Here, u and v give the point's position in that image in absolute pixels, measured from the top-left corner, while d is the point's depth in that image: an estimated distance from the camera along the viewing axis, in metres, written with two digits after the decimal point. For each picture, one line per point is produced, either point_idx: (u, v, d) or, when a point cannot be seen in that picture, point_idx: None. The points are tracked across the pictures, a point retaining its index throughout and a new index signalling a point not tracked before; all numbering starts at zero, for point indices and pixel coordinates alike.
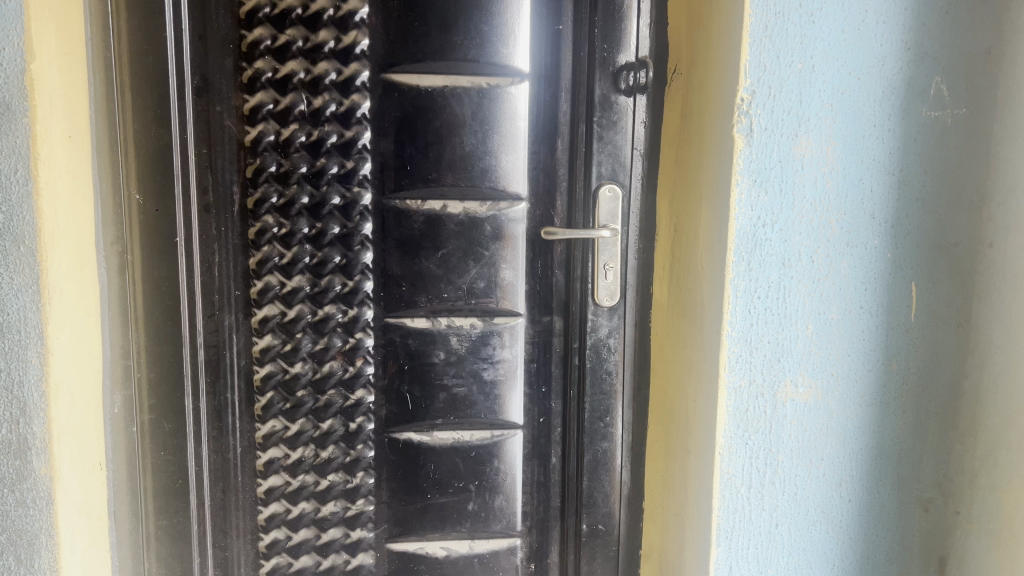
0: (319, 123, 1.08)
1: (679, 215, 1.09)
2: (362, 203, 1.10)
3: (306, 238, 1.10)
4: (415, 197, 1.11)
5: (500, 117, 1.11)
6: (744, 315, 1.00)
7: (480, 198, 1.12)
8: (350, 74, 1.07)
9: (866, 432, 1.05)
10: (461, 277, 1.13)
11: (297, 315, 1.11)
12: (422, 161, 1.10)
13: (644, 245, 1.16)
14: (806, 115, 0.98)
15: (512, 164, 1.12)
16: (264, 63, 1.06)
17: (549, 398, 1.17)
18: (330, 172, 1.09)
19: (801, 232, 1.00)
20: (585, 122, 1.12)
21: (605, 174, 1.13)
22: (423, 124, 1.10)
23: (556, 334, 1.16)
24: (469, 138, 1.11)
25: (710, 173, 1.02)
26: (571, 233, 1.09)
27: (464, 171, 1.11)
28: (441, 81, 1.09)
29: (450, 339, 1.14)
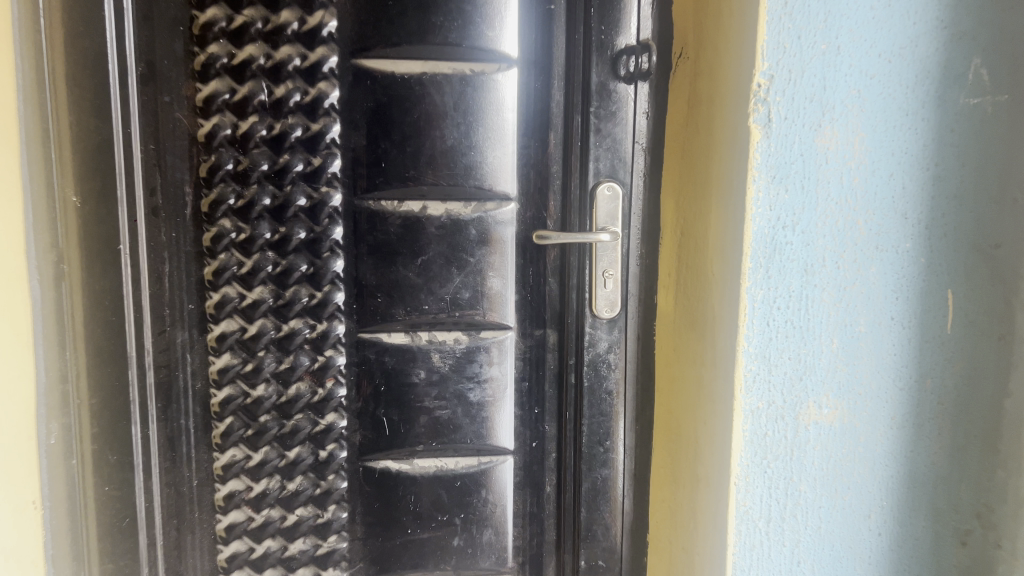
0: (282, 115, 0.96)
1: (687, 216, 0.97)
2: (331, 204, 0.99)
3: (268, 244, 0.98)
4: (391, 197, 0.99)
5: (485, 108, 0.99)
6: (762, 328, 0.89)
7: (463, 199, 1.00)
8: (317, 60, 0.96)
9: (897, 457, 0.94)
10: (443, 287, 1.01)
11: (259, 330, 0.99)
12: (398, 158, 0.99)
13: (647, 250, 1.04)
14: (830, 103, 0.87)
15: (499, 161, 1.01)
16: (219, 48, 0.95)
17: (542, 420, 1.06)
18: (295, 170, 0.97)
19: (826, 236, 0.89)
20: (582, 112, 1.00)
21: (604, 171, 1.01)
22: (399, 115, 0.98)
23: (550, 348, 1.04)
24: (451, 131, 0.99)
25: (722, 168, 0.91)
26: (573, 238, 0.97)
27: (446, 168, 1.00)
28: (419, 67, 0.97)
29: (431, 356, 1.02)
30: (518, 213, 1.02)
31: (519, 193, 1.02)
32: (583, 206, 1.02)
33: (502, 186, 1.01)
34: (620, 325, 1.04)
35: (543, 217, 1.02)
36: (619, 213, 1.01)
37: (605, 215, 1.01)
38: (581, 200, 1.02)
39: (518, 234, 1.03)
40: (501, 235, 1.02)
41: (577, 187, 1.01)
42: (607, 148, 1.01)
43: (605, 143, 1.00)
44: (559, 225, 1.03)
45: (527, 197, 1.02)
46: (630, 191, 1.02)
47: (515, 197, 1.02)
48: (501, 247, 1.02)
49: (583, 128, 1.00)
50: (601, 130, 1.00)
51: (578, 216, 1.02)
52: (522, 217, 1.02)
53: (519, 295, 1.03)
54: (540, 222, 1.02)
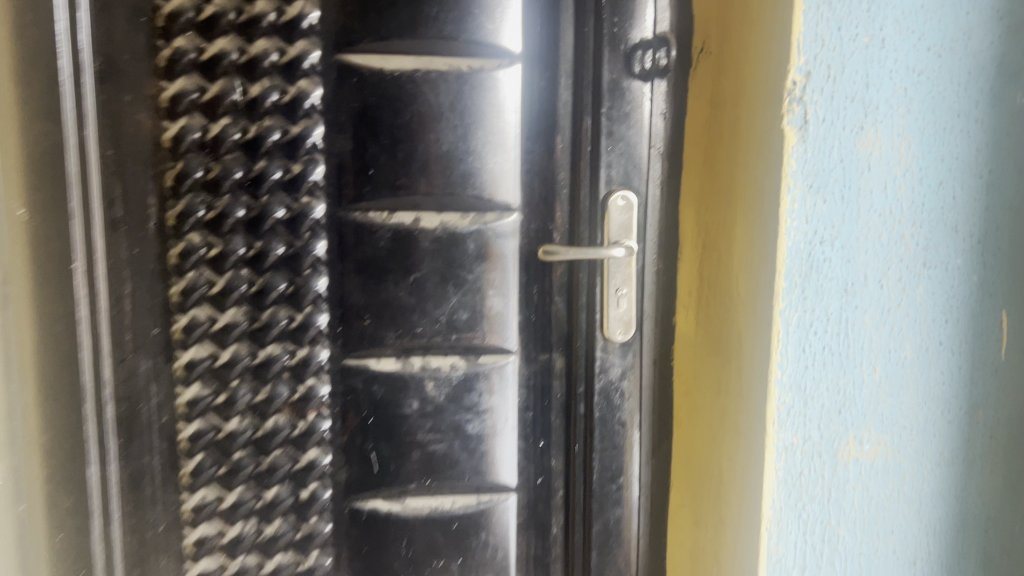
0: (257, 116, 0.86)
1: (708, 228, 0.88)
2: (313, 216, 0.88)
3: (243, 260, 0.88)
4: (380, 208, 0.89)
5: (485, 109, 0.89)
6: (798, 355, 0.80)
7: (460, 210, 0.90)
8: (297, 55, 0.86)
9: (945, 497, 0.84)
10: (438, 307, 0.91)
11: (232, 358, 0.89)
12: (388, 164, 0.89)
13: (666, 266, 0.94)
14: (873, 102, 0.77)
15: (501, 168, 0.90)
16: (186, 41, 0.84)
17: (548, 454, 0.96)
18: (272, 178, 0.87)
19: (868, 251, 0.79)
20: (594, 114, 0.90)
21: (617, 179, 0.91)
22: (389, 117, 0.88)
23: (557, 374, 0.95)
24: (447, 135, 0.89)
25: (750, 176, 0.81)
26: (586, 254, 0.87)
27: (442, 176, 0.89)
28: (411, 63, 0.87)
29: (425, 384, 0.92)
30: (522, 225, 0.92)
31: (522, 204, 0.92)
32: (594, 218, 0.92)
33: (503, 196, 0.91)
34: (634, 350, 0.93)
35: (549, 230, 0.93)
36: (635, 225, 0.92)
37: (618, 228, 0.91)
38: (591, 211, 0.92)
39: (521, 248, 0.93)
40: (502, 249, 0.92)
41: (586, 197, 0.92)
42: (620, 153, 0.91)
43: (618, 148, 0.91)
44: (566, 240, 0.93)
45: (532, 208, 0.92)
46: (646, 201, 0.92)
47: (518, 208, 0.92)
48: (503, 263, 0.92)
49: (596, 131, 0.90)
50: (614, 134, 0.90)
51: (587, 228, 0.92)
52: (526, 230, 0.93)
53: (524, 315, 0.93)
54: (545, 236, 0.93)
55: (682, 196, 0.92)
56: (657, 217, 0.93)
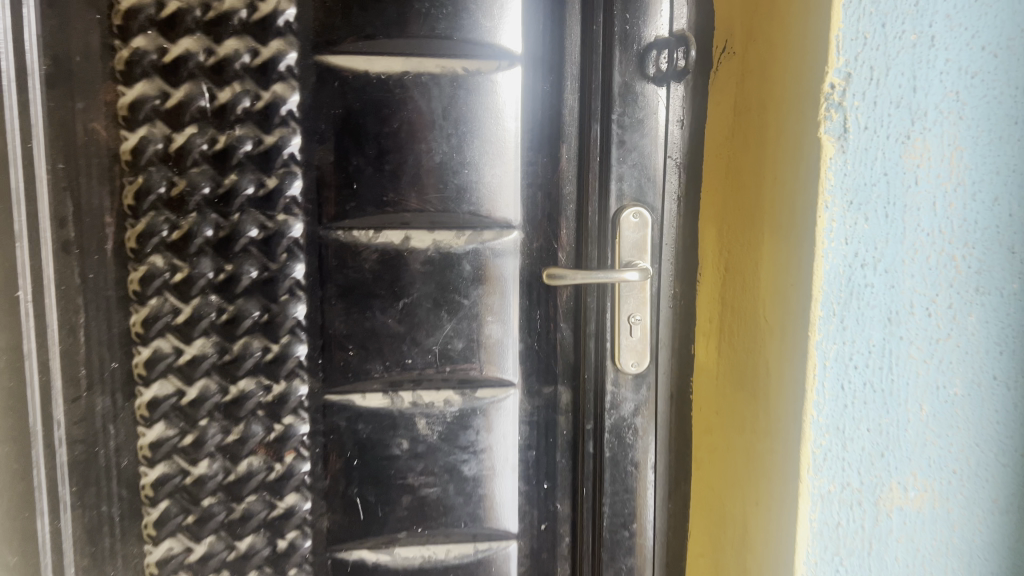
0: (227, 125, 0.77)
1: (732, 249, 0.79)
2: (290, 235, 0.79)
3: (212, 286, 0.79)
4: (365, 226, 0.80)
5: (482, 116, 0.80)
6: (836, 393, 0.71)
7: (455, 228, 0.81)
8: (271, 56, 0.77)
9: (1004, 555, 0.74)
10: (430, 336, 0.82)
11: (201, 394, 0.80)
12: (374, 178, 0.79)
13: (684, 290, 0.85)
14: (921, 108, 0.68)
15: (499, 181, 0.82)
16: (147, 41, 0.75)
17: (552, 498, 0.87)
18: (244, 194, 0.78)
19: (914, 276, 0.70)
20: (603, 121, 0.81)
21: (629, 193, 0.82)
22: (375, 125, 0.79)
23: (563, 410, 0.85)
24: (440, 144, 0.80)
25: (780, 191, 0.72)
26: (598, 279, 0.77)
27: (434, 190, 0.80)
28: (400, 65, 0.78)
29: (416, 422, 0.82)
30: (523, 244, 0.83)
31: (524, 221, 0.83)
32: (603, 237, 0.83)
33: (503, 212, 0.82)
34: (647, 385, 0.84)
35: (553, 249, 0.84)
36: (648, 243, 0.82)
37: (629, 248, 0.82)
38: (600, 229, 0.83)
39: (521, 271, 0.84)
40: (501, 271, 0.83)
41: (594, 213, 0.82)
42: (632, 165, 0.82)
43: (631, 159, 0.81)
44: (571, 261, 0.84)
45: (534, 225, 0.83)
46: (662, 216, 0.83)
47: (519, 225, 0.83)
48: (502, 288, 0.83)
49: (605, 140, 0.81)
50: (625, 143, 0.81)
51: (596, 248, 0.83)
52: (527, 250, 0.84)
53: (525, 344, 0.84)
54: (548, 256, 0.84)
55: (702, 211, 0.83)
56: (674, 234, 0.85)
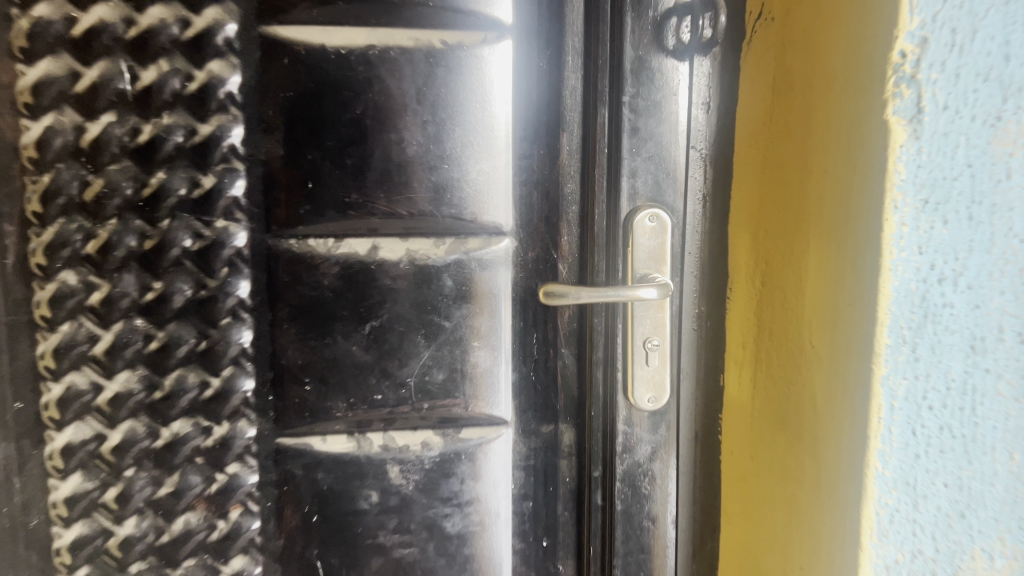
0: (153, 112, 0.63)
1: (768, 259, 0.65)
2: (232, 245, 0.65)
3: (137, 308, 0.65)
4: (324, 234, 0.66)
5: (465, 100, 0.66)
6: (906, 439, 0.57)
7: (432, 236, 0.67)
8: (206, 27, 0.63)
9: None
10: (404, 367, 0.68)
11: (126, 439, 0.66)
12: (333, 175, 0.65)
13: (710, 308, 0.71)
14: (1018, 80, 0.50)
15: (486, 179, 0.68)
16: (50, 7, 0.61)
17: (553, 557, 0.73)
18: (175, 196, 0.64)
19: (1005, 292, 0.52)
20: (613, 104, 0.66)
21: (644, 191, 0.68)
22: (334, 110, 0.65)
23: (566, 452, 0.72)
24: (414, 134, 0.66)
25: (834, 189, 0.58)
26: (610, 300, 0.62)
27: (407, 190, 0.66)
28: (364, 38, 0.64)
29: (388, 470, 0.68)
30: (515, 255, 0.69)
31: (516, 227, 0.69)
32: (615, 246, 0.68)
33: (492, 217, 0.68)
34: (665, 425, 0.70)
35: (551, 261, 0.70)
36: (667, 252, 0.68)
37: (644, 257, 0.68)
38: (609, 236, 0.68)
39: (512, 286, 0.70)
40: (490, 288, 0.69)
41: (602, 216, 0.68)
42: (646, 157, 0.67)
43: (645, 151, 0.67)
44: (573, 274, 0.70)
45: (529, 231, 0.69)
46: (684, 220, 0.69)
47: (510, 231, 0.69)
48: (492, 309, 0.69)
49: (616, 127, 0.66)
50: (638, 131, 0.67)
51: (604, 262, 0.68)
52: (520, 261, 0.69)
53: (519, 374, 0.70)
54: (545, 269, 0.70)
55: (734, 214, 0.69)
56: (697, 243, 0.70)
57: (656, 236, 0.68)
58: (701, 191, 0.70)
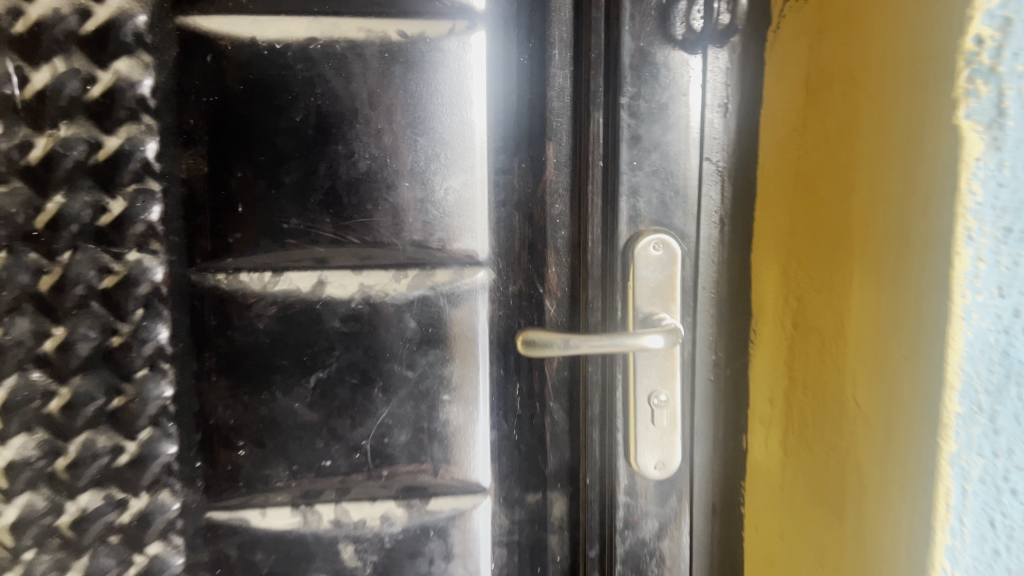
0: (47, 122, 0.52)
1: (804, 297, 0.53)
2: (149, 283, 0.54)
3: (34, 358, 0.53)
4: (258, 267, 0.54)
5: (428, 102, 0.54)
6: (982, 534, 0.43)
7: (390, 267, 0.55)
8: (111, 18, 0.51)
9: None
10: (356, 429, 0.56)
11: (23, 517, 0.54)
12: (268, 196, 0.54)
13: (731, 354, 0.58)
14: None
15: (456, 199, 0.56)
16: None
17: None
18: (76, 223, 0.53)
19: None
20: (608, 107, 0.54)
21: (649, 214, 0.55)
22: (269, 118, 0.53)
23: (556, 527, 0.60)
24: (366, 145, 0.54)
25: (891, 212, 0.46)
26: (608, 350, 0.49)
27: (359, 213, 0.55)
28: (304, 29, 0.52)
29: (341, 548, 0.58)
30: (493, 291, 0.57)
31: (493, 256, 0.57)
32: (609, 279, 0.56)
33: (463, 244, 0.56)
34: (677, 497, 0.58)
35: (535, 297, 0.58)
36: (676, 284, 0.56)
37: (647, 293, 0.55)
38: (604, 268, 0.56)
39: (489, 328, 0.58)
40: (461, 330, 0.57)
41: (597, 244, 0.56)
42: (651, 170, 0.55)
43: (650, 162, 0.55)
44: (563, 313, 0.58)
45: (510, 262, 0.57)
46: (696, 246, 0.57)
47: (486, 262, 0.57)
48: (464, 356, 0.57)
49: (615, 135, 0.54)
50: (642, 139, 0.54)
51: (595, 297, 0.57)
52: (499, 297, 0.58)
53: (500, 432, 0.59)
54: (529, 306, 0.58)
55: (758, 236, 0.56)
56: (714, 275, 0.57)
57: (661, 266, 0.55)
58: (719, 210, 0.57)
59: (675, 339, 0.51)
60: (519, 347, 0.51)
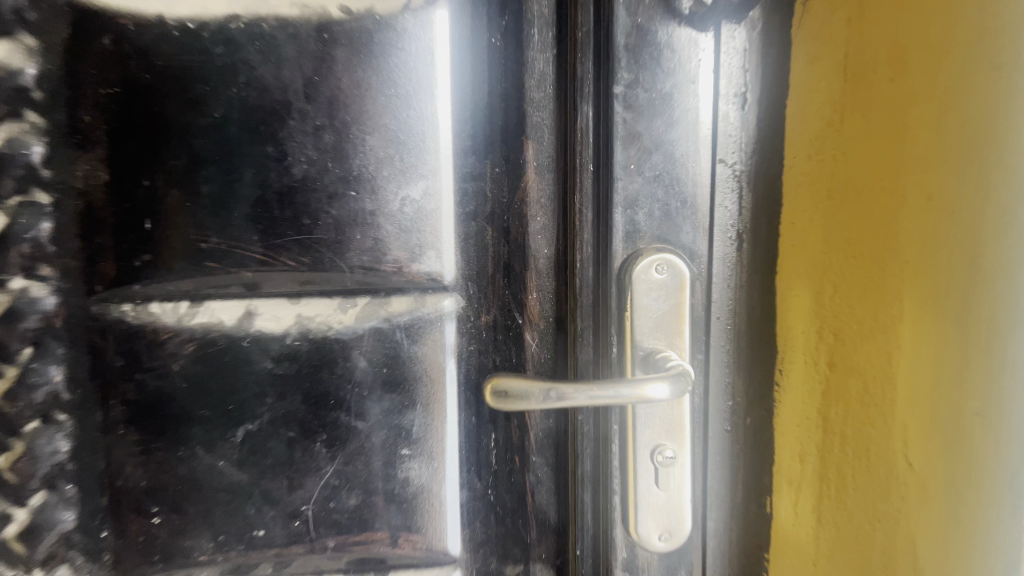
0: None
1: (847, 331, 0.41)
2: (39, 316, 0.43)
3: None
4: (172, 296, 0.44)
5: (377, 92, 0.44)
6: None
7: (333, 295, 0.46)
8: None
9: None
10: (294, 492, 0.47)
11: None
12: (183, 209, 0.44)
13: (751, 401, 0.47)
14: None
15: (414, 210, 0.46)
16: None
17: None
18: None
19: None
20: (603, 97, 0.43)
21: (652, 229, 0.44)
22: (184, 114, 0.43)
23: None
24: (301, 145, 0.44)
25: (972, 222, 0.34)
26: (600, 402, 0.39)
27: (294, 229, 0.45)
28: (225, 5, 0.43)
29: None
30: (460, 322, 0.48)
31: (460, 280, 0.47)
32: (603, 309, 0.45)
33: (424, 265, 0.46)
34: (686, 574, 0.48)
35: (512, 330, 0.48)
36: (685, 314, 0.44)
37: (648, 325, 0.44)
38: (596, 296, 0.45)
39: (456, 366, 0.48)
40: (421, 369, 0.47)
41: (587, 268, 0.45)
42: (652, 174, 0.44)
43: (654, 162, 0.44)
44: (546, 351, 0.48)
45: (480, 289, 0.47)
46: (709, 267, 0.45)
47: (453, 286, 0.47)
48: (426, 402, 0.47)
49: (611, 130, 0.43)
50: (645, 134, 0.43)
51: (585, 331, 0.46)
52: (466, 331, 0.48)
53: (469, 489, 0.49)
54: (502, 343, 0.48)
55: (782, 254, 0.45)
56: (730, 304, 0.46)
57: (668, 292, 0.44)
58: (737, 220, 0.45)
59: (682, 389, 0.40)
60: (489, 400, 0.40)
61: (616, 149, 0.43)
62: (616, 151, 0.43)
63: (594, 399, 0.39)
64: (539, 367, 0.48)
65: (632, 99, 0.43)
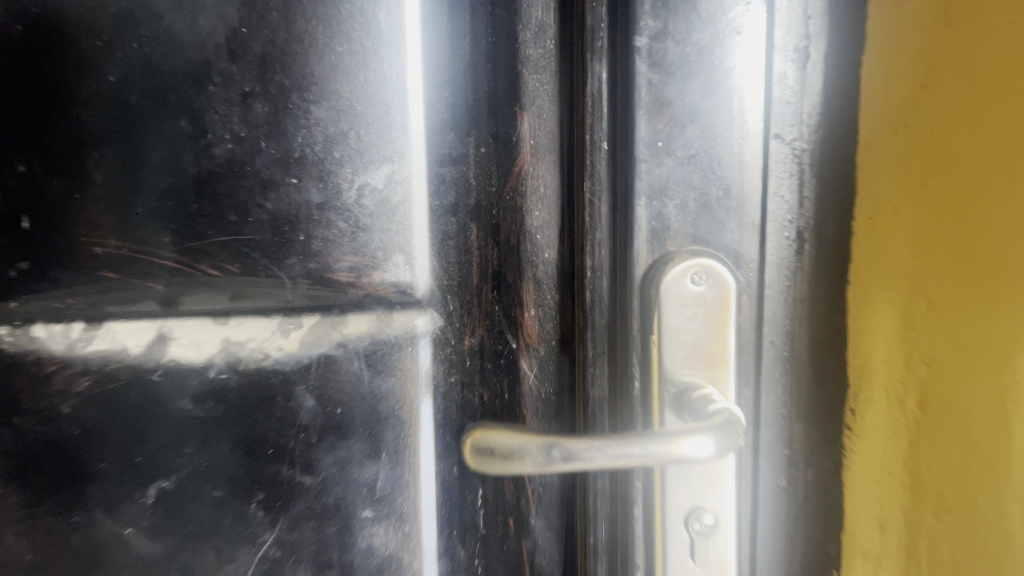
0: None
1: (954, 361, 0.30)
2: None
3: None
4: (58, 318, 0.34)
5: (326, 48, 0.34)
6: None
7: (270, 314, 0.35)
8: None
9: None
10: (224, 566, 0.37)
11: None
12: (72, 206, 0.34)
13: (814, 448, 0.35)
14: None
15: (372, 203, 0.35)
16: None
17: None
18: None
19: None
20: (620, 51, 0.33)
21: (685, 227, 0.33)
22: (74, 78, 0.33)
23: None
24: (226, 119, 0.34)
25: None
26: (622, 464, 0.29)
27: (216, 228, 0.34)
28: None
29: None
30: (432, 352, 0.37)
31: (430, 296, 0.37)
32: (620, 329, 0.34)
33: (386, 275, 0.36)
34: None
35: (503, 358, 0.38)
36: (728, 340, 0.33)
37: (680, 354, 0.33)
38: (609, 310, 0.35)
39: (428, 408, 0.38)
40: (385, 411, 0.37)
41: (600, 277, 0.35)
42: (683, 154, 0.33)
43: (682, 137, 0.33)
44: (545, 383, 0.37)
45: (460, 306, 0.37)
46: (758, 274, 0.34)
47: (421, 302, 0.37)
48: (393, 451, 0.37)
49: (630, 97, 0.33)
50: (672, 105, 0.33)
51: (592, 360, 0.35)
52: (444, 359, 0.38)
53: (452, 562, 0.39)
54: (493, 373, 0.38)
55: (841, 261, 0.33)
56: (786, 324, 0.34)
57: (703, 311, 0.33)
58: (796, 212, 0.34)
59: (731, 445, 0.29)
60: (470, 457, 0.30)
61: (638, 113, 0.33)
62: (640, 120, 0.33)
63: (615, 459, 0.29)
64: (538, 405, 0.38)
65: (663, 52, 0.32)
